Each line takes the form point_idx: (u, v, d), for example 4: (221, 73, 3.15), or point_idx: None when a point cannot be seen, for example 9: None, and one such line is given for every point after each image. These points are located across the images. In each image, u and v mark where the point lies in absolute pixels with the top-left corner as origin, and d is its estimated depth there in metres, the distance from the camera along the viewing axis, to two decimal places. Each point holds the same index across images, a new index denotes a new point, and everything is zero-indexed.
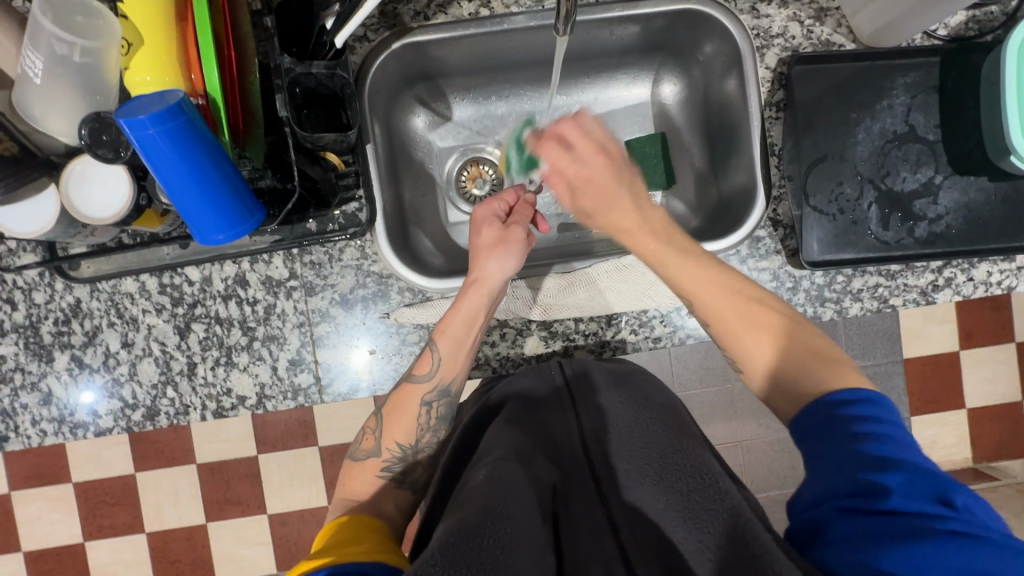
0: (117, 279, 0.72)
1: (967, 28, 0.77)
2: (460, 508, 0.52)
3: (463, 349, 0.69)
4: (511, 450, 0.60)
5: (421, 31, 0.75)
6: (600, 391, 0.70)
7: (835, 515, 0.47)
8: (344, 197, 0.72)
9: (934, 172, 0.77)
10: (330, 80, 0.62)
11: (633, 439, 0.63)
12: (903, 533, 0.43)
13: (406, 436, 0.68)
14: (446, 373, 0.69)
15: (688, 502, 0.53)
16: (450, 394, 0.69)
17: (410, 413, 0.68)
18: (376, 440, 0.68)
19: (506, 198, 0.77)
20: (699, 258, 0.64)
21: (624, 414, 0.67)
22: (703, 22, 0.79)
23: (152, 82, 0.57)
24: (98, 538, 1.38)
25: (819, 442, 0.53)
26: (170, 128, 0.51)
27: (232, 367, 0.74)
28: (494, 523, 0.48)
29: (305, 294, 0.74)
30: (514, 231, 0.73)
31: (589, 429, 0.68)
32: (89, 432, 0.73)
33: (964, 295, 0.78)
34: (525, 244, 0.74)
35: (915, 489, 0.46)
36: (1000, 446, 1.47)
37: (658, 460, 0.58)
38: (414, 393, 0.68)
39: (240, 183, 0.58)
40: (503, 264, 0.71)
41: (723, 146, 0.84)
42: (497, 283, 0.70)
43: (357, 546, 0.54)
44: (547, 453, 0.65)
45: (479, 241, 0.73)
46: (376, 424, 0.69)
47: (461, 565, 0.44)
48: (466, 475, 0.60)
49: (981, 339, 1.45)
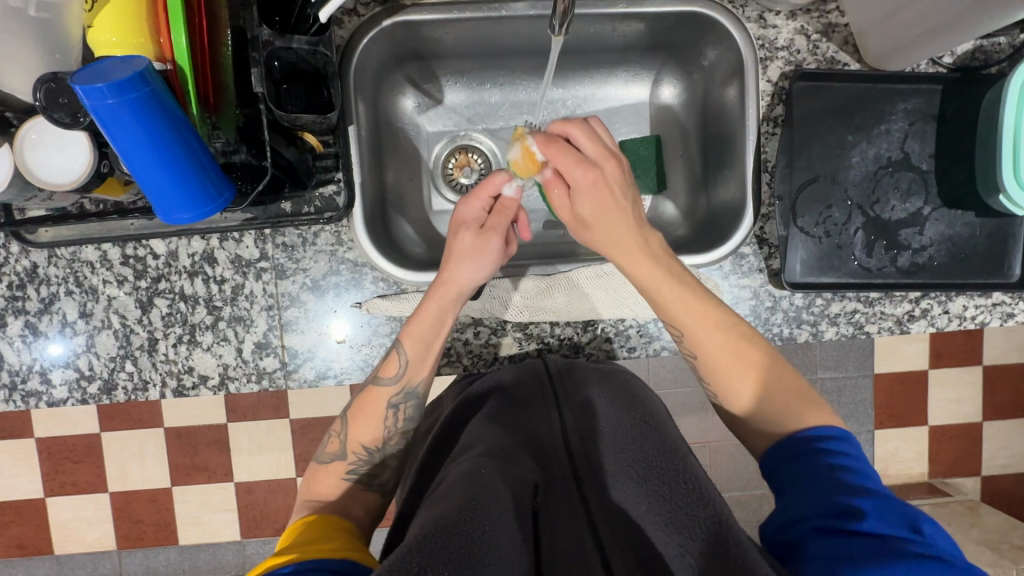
0: (77, 246, 0.69)
1: (972, 57, 0.76)
2: (437, 502, 0.51)
3: (429, 353, 0.68)
4: (495, 448, 0.60)
5: (414, 9, 0.72)
6: (586, 385, 0.70)
7: (812, 536, 0.47)
8: (321, 179, 0.70)
9: (922, 203, 0.76)
10: (312, 56, 0.59)
11: (617, 438, 0.61)
12: (862, 555, 0.44)
13: (371, 439, 0.66)
14: (412, 376, 0.67)
15: (671, 506, 0.50)
16: (417, 396, 0.68)
17: (376, 416, 0.67)
18: (341, 443, 0.66)
19: (487, 190, 0.71)
20: (655, 277, 0.64)
21: (611, 413, 0.65)
22: (708, 26, 0.77)
23: (118, 43, 0.54)
24: (58, 494, 1.37)
25: (795, 471, 0.54)
26: (132, 99, 0.48)
27: (196, 346, 0.72)
28: (473, 522, 0.47)
29: (275, 277, 0.72)
30: (490, 238, 0.70)
31: (571, 425, 0.67)
32: (42, 401, 0.71)
33: (938, 327, 0.79)
34: (502, 251, 0.71)
35: (886, 516, 0.48)
36: (956, 464, 1.50)
37: (642, 462, 0.56)
38: (379, 396, 0.67)
39: (208, 160, 0.55)
40: (474, 270, 0.69)
41: (717, 156, 0.83)
42: (468, 287, 0.69)
43: (326, 544, 0.53)
44: (529, 452, 0.63)
45: (454, 243, 0.69)
46: (341, 428, 0.67)
47: (441, 562, 0.43)
48: (446, 469, 0.59)
49: (950, 360, 1.48)
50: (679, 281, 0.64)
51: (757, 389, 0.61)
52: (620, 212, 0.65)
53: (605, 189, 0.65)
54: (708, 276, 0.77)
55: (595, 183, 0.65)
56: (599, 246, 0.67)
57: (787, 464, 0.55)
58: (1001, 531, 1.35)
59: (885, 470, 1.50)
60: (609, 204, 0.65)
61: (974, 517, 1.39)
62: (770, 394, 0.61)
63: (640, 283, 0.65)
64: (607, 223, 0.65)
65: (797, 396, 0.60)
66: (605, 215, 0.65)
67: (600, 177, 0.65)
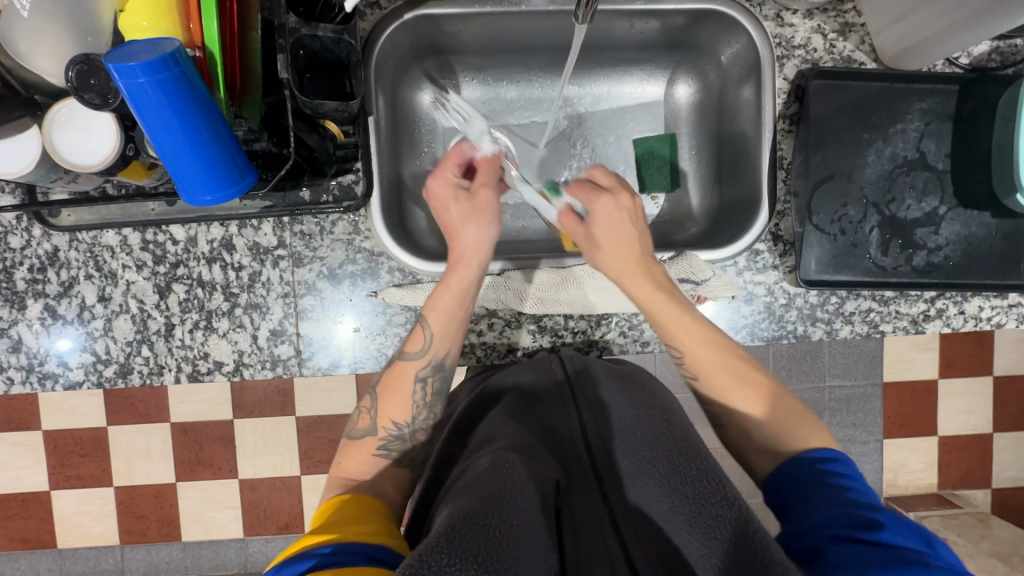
0: (98, 230, 0.70)
1: (989, 58, 0.76)
2: (461, 495, 0.51)
3: (454, 323, 0.68)
4: (513, 442, 0.59)
5: (436, 3, 0.73)
6: (601, 384, 0.69)
7: (835, 541, 0.48)
8: (341, 169, 0.70)
9: (938, 202, 0.76)
10: (337, 44, 0.60)
11: (638, 439, 0.60)
12: (887, 561, 0.45)
13: (401, 415, 0.66)
14: (438, 348, 0.67)
15: (696, 506, 0.50)
16: (444, 368, 0.68)
17: (405, 390, 0.66)
18: (371, 418, 0.66)
19: (455, 159, 0.72)
20: (658, 300, 0.67)
21: (627, 413, 0.65)
22: (725, 24, 0.77)
23: (148, 27, 0.55)
24: (64, 487, 1.37)
25: (799, 490, 0.57)
26: (162, 79, 0.48)
27: (211, 332, 0.72)
28: (498, 517, 0.47)
29: (292, 264, 0.72)
30: (483, 194, 0.70)
31: (591, 421, 0.64)
32: (58, 384, 0.72)
33: (953, 327, 0.79)
34: (498, 205, 0.71)
35: (902, 529, 0.48)
36: (966, 474, 1.49)
37: (663, 461, 0.55)
38: (407, 370, 0.67)
39: (233, 145, 0.56)
40: (481, 232, 0.68)
41: (732, 154, 0.83)
42: (485, 250, 0.68)
43: (364, 525, 0.54)
44: (548, 447, 0.63)
45: (450, 217, 0.69)
46: (371, 405, 0.67)
47: (469, 556, 0.42)
48: (467, 462, 0.59)
49: (961, 369, 1.47)
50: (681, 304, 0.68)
51: (767, 420, 0.64)
52: (629, 238, 0.69)
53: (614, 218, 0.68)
54: (723, 272, 0.77)
55: (609, 209, 0.69)
56: (605, 265, 0.69)
57: (790, 485, 0.58)
58: (1013, 543, 1.33)
59: (894, 479, 1.48)
60: (621, 232, 0.69)
61: (984, 530, 1.37)
62: (773, 418, 0.64)
63: (647, 307, 0.68)
64: (621, 244, 0.68)
65: (795, 414, 0.64)
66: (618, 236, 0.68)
67: (612, 202, 0.69)
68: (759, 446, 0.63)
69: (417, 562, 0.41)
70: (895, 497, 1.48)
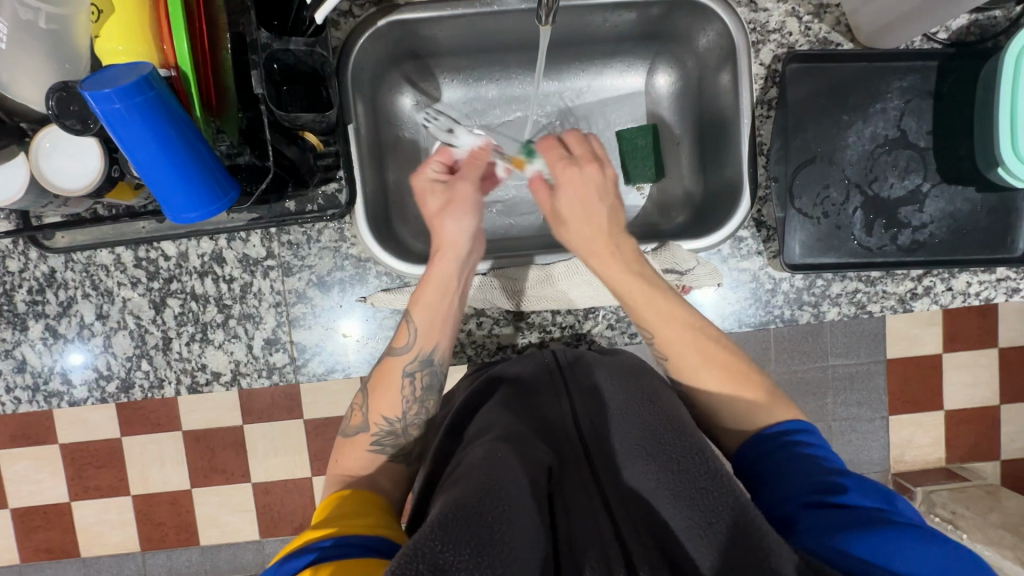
0: (92, 250, 0.72)
1: (968, 32, 0.76)
2: (455, 485, 0.52)
3: (438, 317, 0.69)
4: (506, 431, 0.60)
5: (408, 8, 0.73)
6: (594, 370, 0.70)
7: (807, 510, 0.50)
8: (324, 178, 0.72)
9: (921, 179, 0.76)
10: (309, 57, 0.62)
11: (627, 422, 0.61)
12: (857, 524, 0.47)
13: (391, 409, 0.67)
14: (426, 340, 0.69)
15: (680, 482, 0.51)
16: (433, 363, 0.69)
17: (394, 385, 0.68)
18: (363, 415, 0.68)
19: (439, 158, 0.75)
20: (628, 281, 0.66)
21: (618, 397, 0.65)
22: (701, 12, 0.77)
23: (124, 52, 0.56)
24: (84, 498, 1.40)
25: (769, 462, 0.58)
26: (138, 102, 0.50)
27: (208, 343, 0.74)
28: (490, 502, 0.48)
29: (282, 274, 0.74)
30: (458, 185, 0.72)
31: (581, 410, 0.65)
32: (64, 401, 0.74)
33: (942, 304, 0.79)
34: (475, 196, 0.72)
35: (866, 490, 0.51)
36: (973, 447, 1.49)
37: (651, 441, 0.56)
38: (395, 365, 0.69)
39: (214, 162, 0.57)
40: (461, 222, 0.70)
41: (715, 140, 0.83)
42: (462, 238, 0.70)
43: (363, 519, 0.56)
44: (541, 436, 0.63)
45: (428, 210, 0.72)
46: (363, 400, 0.69)
47: (462, 542, 0.44)
48: (461, 454, 0.61)
49: (964, 342, 1.46)
50: (652, 283, 0.66)
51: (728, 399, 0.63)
52: (599, 207, 0.68)
53: (576, 212, 0.68)
54: (707, 260, 0.78)
55: (584, 180, 0.69)
56: (572, 240, 0.69)
57: (760, 454, 0.59)
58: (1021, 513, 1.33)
59: (901, 455, 1.49)
60: (585, 206, 0.68)
61: (993, 501, 1.37)
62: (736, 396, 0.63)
63: (614, 288, 0.67)
64: (585, 216, 0.68)
65: (763, 395, 0.63)
66: (582, 210, 0.68)
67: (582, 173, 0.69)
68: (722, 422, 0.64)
69: (411, 552, 0.43)
70: (902, 472, 1.48)
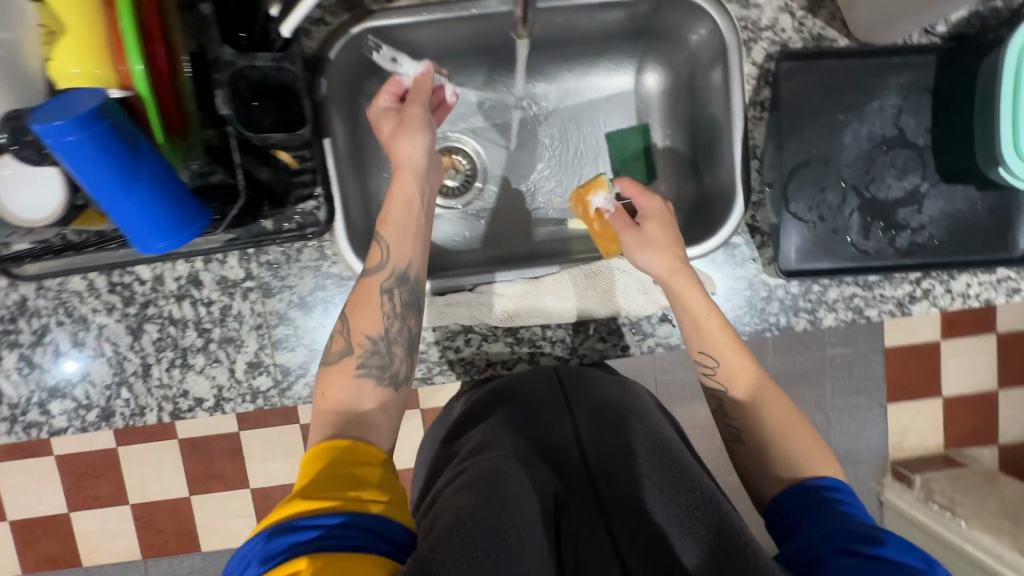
0: (64, 276, 0.69)
1: (968, 24, 0.73)
2: (460, 496, 0.50)
3: (409, 232, 0.66)
4: (510, 449, 0.59)
5: (382, 14, 0.70)
6: (596, 391, 0.69)
7: (837, 557, 0.47)
8: (301, 196, 0.68)
9: (920, 179, 0.74)
10: (277, 72, 0.58)
11: (633, 443, 0.60)
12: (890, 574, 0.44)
13: (373, 327, 0.62)
14: (398, 259, 0.64)
15: (686, 515, 0.52)
16: (410, 281, 0.65)
17: (372, 302, 0.63)
18: (344, 337, 0.62)
19: (391, 88, 0.71)
20: (701, 305, 0.67)
21: (622, 418, 0.64)
22: (691, 9, 0.74)
23: (80, 74, 0.53)
24: (83, 508, 1.40)
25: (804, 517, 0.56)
26: (95, 133, 0.47)
27: (188, 369, 0.72)
28: (502, 517, 0.47)
29: (262, 295, 0.71)
30: (410, 108, 0.69)
31: (587, 433, 0.63)
32: (43, 431, 0.72)
33: (941, 306, 0.77)
34: (428, 117, 0.70)
35: (905, 546, 0.48)
36: (972, 433, 1.48)
37: (658, 470, 0.56)
38: (372, 284, 0.64)
39: (180, 190, 0.55)
40: (414, 141, 0.68)
41: (708, 141, 0.80)
42: (416, 159, 0.68)
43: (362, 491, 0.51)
44: (544, 455, 0.61)
45: (383, 133, 0.69)
46: (340, 325, 0.63)
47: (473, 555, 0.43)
48: (461, 468, 0.58)
49: (963, 329, 1.45)
50: (720, 313, 0.67)
51: (784, 441, 0.63)
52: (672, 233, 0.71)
53: (662, 243, 0.70)
54: (701, 269, 0.75)
55: (658, 214, 0.72)
56: (650, 262, 0.69)
57: (795, 509, 0.57)
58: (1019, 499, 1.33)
59: (900, 443, 1.48)
60: (665, 235, 0.71)
61: (992, 488, 1.37)
62: (787, 438, 0.63)
63: (690, 314, 0.67)
64: (667, 245, 0.70)
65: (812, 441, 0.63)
66: (664, 236, 0.70)
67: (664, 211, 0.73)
68: (771, 465, 0.63)
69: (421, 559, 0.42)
70: (902, 460, 1.48)
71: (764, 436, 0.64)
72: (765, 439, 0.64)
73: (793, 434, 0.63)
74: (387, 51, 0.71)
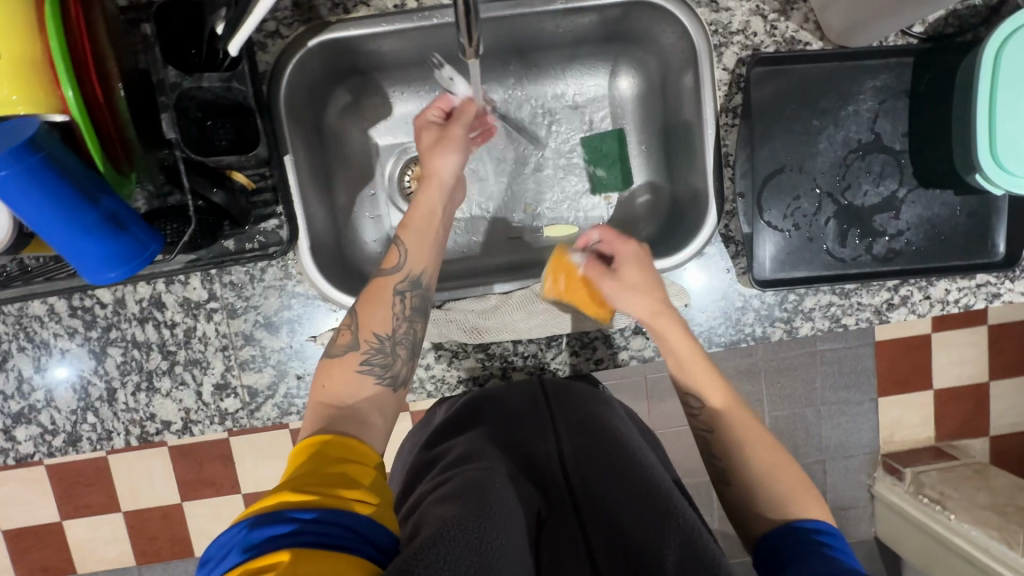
0: (23, 302, 0.68)
1: (945, 24, 0.71)
2: (446, 503, 0.48)
3: (428, 241, 0.66)
4: (497, 461, 0.57)
5: (340, 25, 0.68)
6: (581, 407, 0.68)
7: None
8: (262, 214, 0.67)
9: (896, 185, 0.72)
10: (227, 92, 0.57)
11: (616, 462, 0.59)
12: None
13: (383, 326, 0.61)
14: (416, 262, 0.64)
15: (669, 537, 0.49)
16: (422, 286, 0.64)
17: (385, 301, 0.62)
18: (353, 331, 0.60)
19: (439, 103, 0.72)
20: (685, 345, 0.65)
21: (604, 437, 0.63)
22: (659, 13, 0.72)
23: (20, 101, 0.48)
24: (75, 517, 1.39)
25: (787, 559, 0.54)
26: (30, 164, 0.46)
27: (155, 392, 0.71)
28: (490, 529, 0.45)
29: (227, 316, 0.70)
30: (452, 128, 0.70)
31: (569, 449, 0.62)
32: (9, 458, 0.71)
33: (920, 313, 0.76)
34: (467, 141, 0.71)
35: None
36: (962, 425, 1.48)
37: (641, 493, 0.54)
38: (387, 283, 0.63)
39: (128, 216, 0.53)
40: (449, 161, 0.69)
41: (682, 147, 0.78)
42: (447, 177, 0.69)
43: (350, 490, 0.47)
44: (526, 474, 0.60)
45: (421, 143, 0.70)
46: (350, 318, 0.61)
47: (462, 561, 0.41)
48: (446, 473, 0.56)
49: (953, 321, 1.44)
50: (703, 353, 0.66)
51: (768, 485, 0.61)
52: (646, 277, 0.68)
53: (637, 285, 0.67)
54: (673, 279, 0.74)
55: (633, 258, 0.69)
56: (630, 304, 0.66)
57: (779, 549, 0.56)
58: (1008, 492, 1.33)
59: (890, 436, 1.48)
60: (642, 275, 0.68)
61: (981, 481, 1.37)
62: (773, 477, 0.61)
63: (670, 350, 0.66)
64: (646, 287, 0.67)
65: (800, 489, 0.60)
66: (644, 281, 0.67)
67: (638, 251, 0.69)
68: (755, 502, 0.61)
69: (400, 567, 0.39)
70: (892, 454, 1.48)
71: (748, 473, 0.61)
72: (750, 478, 0.61)
73: (778, 468, 0.61)
74: (447, 69, 0.73)
